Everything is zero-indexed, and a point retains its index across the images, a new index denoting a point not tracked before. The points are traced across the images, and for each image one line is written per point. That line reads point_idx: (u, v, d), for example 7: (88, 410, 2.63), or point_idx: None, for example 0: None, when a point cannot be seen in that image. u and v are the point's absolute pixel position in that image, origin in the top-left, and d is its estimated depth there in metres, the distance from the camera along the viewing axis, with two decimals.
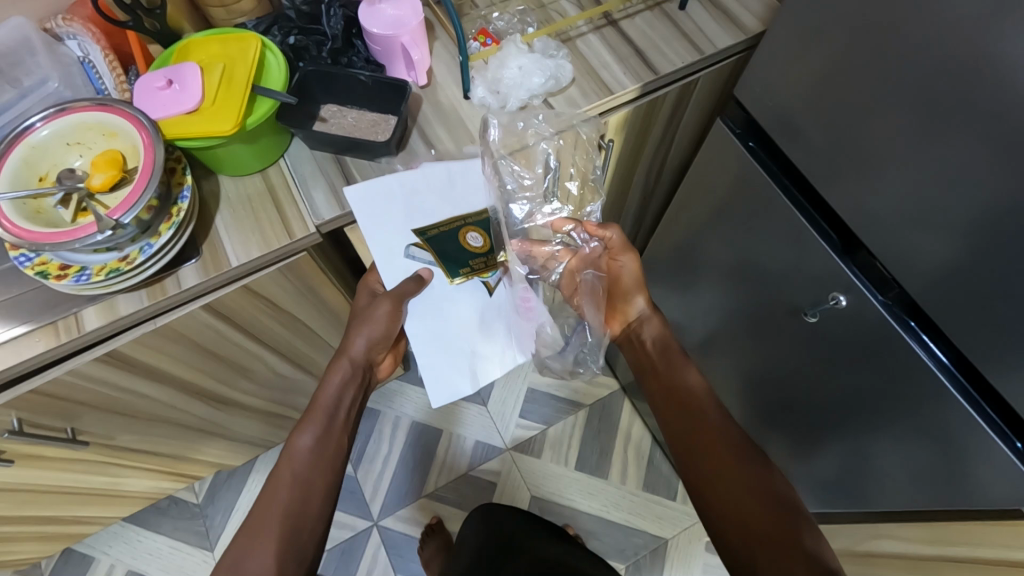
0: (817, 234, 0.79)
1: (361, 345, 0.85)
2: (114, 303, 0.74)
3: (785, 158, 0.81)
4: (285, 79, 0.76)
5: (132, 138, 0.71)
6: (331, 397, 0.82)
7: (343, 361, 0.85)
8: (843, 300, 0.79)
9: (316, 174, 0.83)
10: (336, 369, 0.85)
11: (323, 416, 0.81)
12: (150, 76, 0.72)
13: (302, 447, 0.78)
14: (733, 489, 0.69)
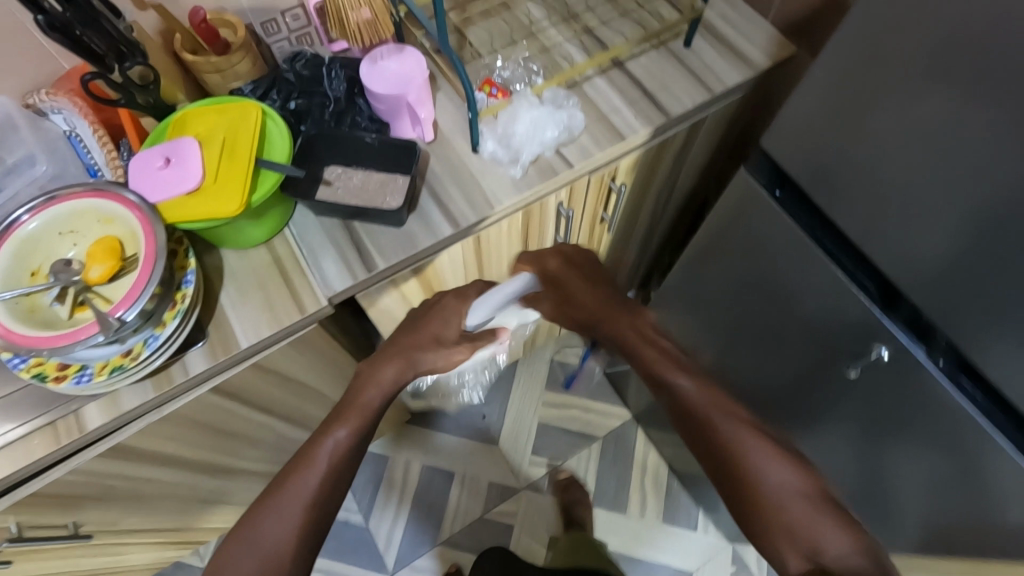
0: (855, 288, 0.71)
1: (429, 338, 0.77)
2: (118, 397, 0.70)
3: (817, 209, 0.72)
4: (290, 150, 0.72)
5: (130, 223, 0.66)
6: (377, 392, 0.72)
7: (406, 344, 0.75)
8: (886, 353, 0.71)
9: (325, 243, 0.79)
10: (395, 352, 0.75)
11: (363, 415, 0.71)
12: (145, 155, 0.68)
13: (332, 446, 0.68)
14: (754, 490, 0.62)
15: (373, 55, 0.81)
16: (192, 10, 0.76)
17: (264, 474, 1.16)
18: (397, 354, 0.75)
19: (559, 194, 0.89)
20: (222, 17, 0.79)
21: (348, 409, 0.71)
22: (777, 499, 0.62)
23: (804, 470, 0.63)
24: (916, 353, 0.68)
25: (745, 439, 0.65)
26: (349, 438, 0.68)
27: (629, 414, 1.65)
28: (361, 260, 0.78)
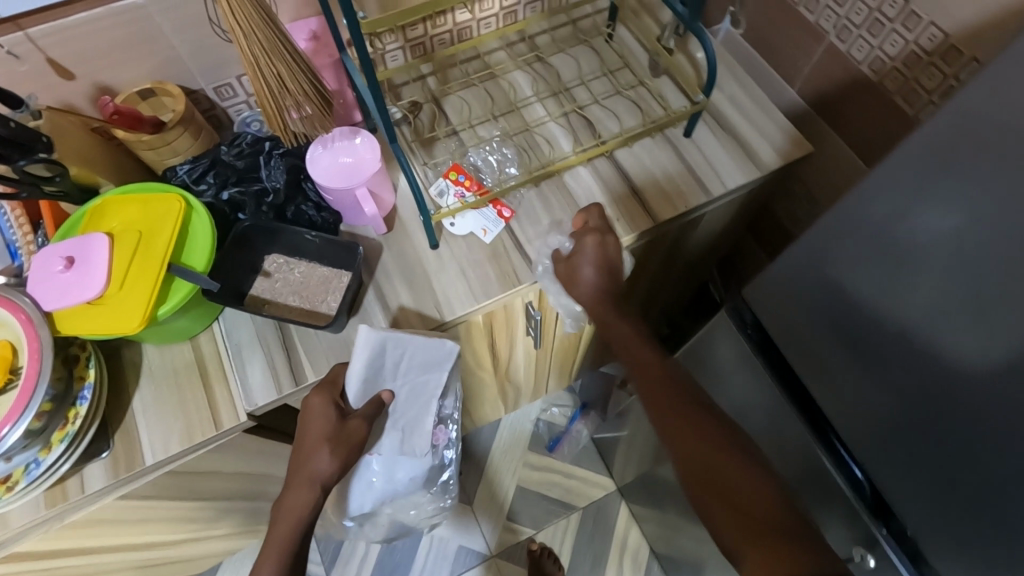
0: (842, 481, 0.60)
1: (322, 460, 0.63)
2: (6, 515, 0.64)
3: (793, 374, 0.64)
4: (211, 251, 0.65)
5: (21, 332, 0.60)
6: (291, 526, 0.61)
7: (299, 471, 0.63)
8: (870, 559, 0.60)
9: (253, 345, 0.71)
10: (293, 481, 0.63)
11: (281, 553, 0.60)
12: (46, 253, 0.61)
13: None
14: (692, 442, 0.57)
15: (324, 137, 0.73)
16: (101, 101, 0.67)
17: (211, 539, 1.11)
18: (300, 477, 0.63)
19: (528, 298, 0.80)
20: (161, 84, 0.71)
21: (268, 545, 0.61)
22: (706, 440, 0.57)
23: (730, 423, 0.59)
24: (899, 565, 0.57)
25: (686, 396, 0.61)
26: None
27: (614, 484, 1.56)
28: (291, 370, 0.70)
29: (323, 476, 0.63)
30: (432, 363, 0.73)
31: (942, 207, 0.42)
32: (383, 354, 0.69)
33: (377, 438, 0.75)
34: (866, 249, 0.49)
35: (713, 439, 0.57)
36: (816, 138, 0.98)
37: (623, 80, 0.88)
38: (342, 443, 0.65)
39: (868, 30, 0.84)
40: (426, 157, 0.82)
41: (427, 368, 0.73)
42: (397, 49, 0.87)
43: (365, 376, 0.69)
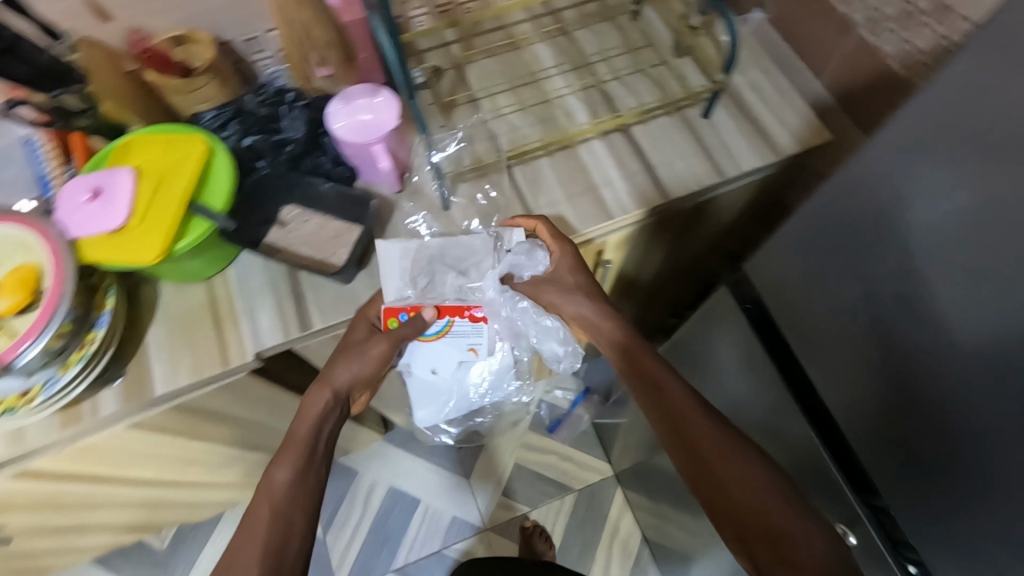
0: (830, 460, 0.61)
1: (346, 375, 0.68)
2: (23, 431, 0.67)
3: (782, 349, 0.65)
4: (229, 193, 0.67)
5: (44, 256, 0.63)
6: (310, 426, 0.64)
7: (324, 387, 0.67)
8: (851, 537, 0.61)
9: (264, 290, 0.74)
10: (314, 397, 0.66)
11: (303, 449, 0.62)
12: (77, 184, 0.64)
13: (275, 484, 0.58)
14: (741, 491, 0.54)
15: (345, 95, 0.74)
16: (135, 41, 0.70)
17: (214, 486, 1.15)
18: (321, 383, 0.68)
19: None
20: (191, 31, 0.73)
21: (289, 442, 0.62)
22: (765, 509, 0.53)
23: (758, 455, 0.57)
24: (880, 545, 0.59)
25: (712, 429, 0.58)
26: (297, 476, 0.59)
27: (610, 470, 1.57)
28: (299, 316, 0.73)
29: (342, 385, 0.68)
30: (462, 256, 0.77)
31: (938, 179, 0.44)
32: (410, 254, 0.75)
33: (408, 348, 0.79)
34: (861, 219, 0.51)
35: (764, 495, 0.54)
36: (838, 132, 0.97)
37: (645, 58, 0.88)
38: (355, 353, 0.70)
39: (899, 23, 0.82)
40: (444, 122, 0.84)
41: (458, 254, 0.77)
42: (424, 15, 0.89)
43: (396, 284, 0.74)
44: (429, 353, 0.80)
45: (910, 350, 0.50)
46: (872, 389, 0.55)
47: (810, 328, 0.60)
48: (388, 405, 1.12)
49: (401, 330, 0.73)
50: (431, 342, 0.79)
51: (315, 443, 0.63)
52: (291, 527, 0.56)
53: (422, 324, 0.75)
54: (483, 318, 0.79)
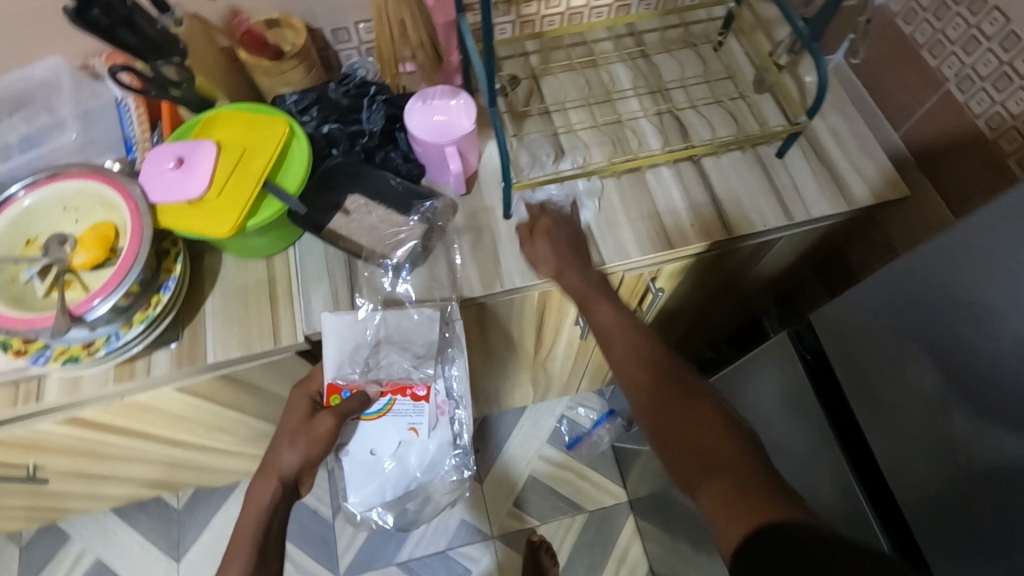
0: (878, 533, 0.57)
1: (292, 460, 0.67)
2: (78, 380, 0.70)
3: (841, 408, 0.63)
4: (303, 178, 0.69)
5: (124, 218, 0.66)
6: (256, 523, 0.63)
7: (269, 476, 0.66)
8: None
9: (321, 274, 0.76)
10: (258, 487, 0.66)
11: (248, 550, 0.61)
12: (160, 152, 0.66)
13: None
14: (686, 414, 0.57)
15: (424, 94, 0.76)
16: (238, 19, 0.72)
17: (239, 454, 1.17)
18: (268, 471, 0.67)
19: None
20: (287, 17, 0.75)
21: (237, 544, 0.62)
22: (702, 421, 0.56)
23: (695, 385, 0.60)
24: None
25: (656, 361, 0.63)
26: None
27: (624, 496, 1.55)
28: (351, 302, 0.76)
29: (289, 469, 0.67)
30: (412, 335, 0.74)
31: None
32: (354, 330, 0.73)
33: (348, 429, 0.77)
34: (939, 282, 0.50)
35: (696, 408, 0.57)
36: (911, 187, 0.94)
37: (723, 90, 0.87)
38: (302, 433, 0.69)
39: (993, 84, 0.79)
40: (514, 131, 0.84)
41: (414, 332, 0.74)
42: (507, 23, 0.88)
43: (339, 361, 0.73)
44: (368, 430, 0.77)
45: (995, 428, 0.48)
46: (927, 454, 0.54)
47: (882, 388, 0.57)
48: None
49: (344, 406, 0.72)
50: (373, 420, 0.77)
51: (265, 535, 0.62)
52: None
53: (365, 399, 0.74)
54: (426, 396, 0.77)
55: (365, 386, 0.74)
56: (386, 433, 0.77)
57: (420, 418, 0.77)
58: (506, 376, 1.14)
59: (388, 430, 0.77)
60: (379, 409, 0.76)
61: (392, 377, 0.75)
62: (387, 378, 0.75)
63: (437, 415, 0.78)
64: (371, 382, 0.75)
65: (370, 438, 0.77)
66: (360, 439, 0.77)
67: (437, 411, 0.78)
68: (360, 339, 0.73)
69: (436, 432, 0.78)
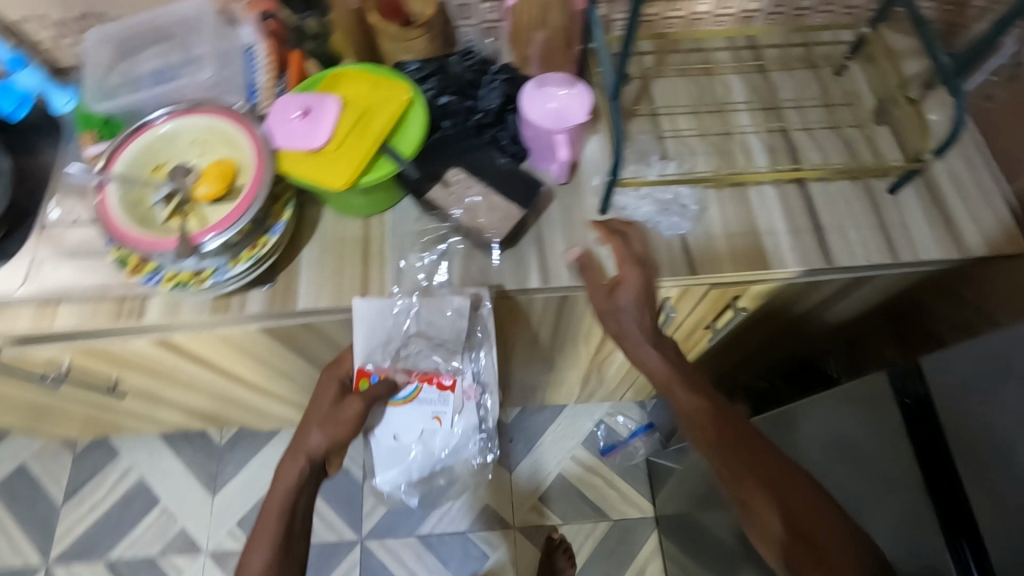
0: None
1: (317, 442, 0.71)
2: (178, 304, 0.73)
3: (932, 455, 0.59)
4: (418, 143, 0.70)
5: (246, 158, 0.68)
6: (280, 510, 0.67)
7: (296, 456, 0.70)
8: None
9: (414, 241, 0.77)
10: (286, 466, 0.70)
11: (275, 532, 0.66)
12: (288, 101, 0.69)
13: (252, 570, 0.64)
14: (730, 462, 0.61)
15: (541, 78, 0.76)
16: None
17: (291, 403, 1.21)
18: (297, 451, 0.71)
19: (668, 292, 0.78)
20: None
21: (265, 522, 0.68)
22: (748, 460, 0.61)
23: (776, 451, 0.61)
24: None
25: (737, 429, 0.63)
26: (268, 561, 0.64)
27: (651, 512, 1.53)
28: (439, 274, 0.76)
29: (316, 453, 0.71)
30: (444, 320, 0.74)
31: None
32: (386, 311, 0.73)
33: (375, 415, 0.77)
34: None
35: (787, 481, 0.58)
36: None
37: (839, 117, 0.84)
38: (329, 420, 0.72)
39: None
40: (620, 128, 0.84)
41: (446, 316, 0.74)
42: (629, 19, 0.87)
43: (368, 347, 0.73)
44: (393, 417, 0.77)
45: None
46: None
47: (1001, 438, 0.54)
48: None
49: (371, 391, 0.74)
50: (398, 407, 0.77)
51: (292, 512, 0.68)
52: None
53: (393, 386, 0.75)
54: (450, 387, 0.76)
55: (394, 372, 0.75)
56: (411, 420, 0.77)
57: (446, 405, 0.76)
58: (560, 371, 1.14)
59: (413, 419, 0.77)
60: (407, 395, 0.76)
61: (420, 362, 0.75)
62: (415, 365, 0.75)
63: (464, 402, 0.77)
64: (398, 367, 0.75)
65: (394, 425, 0.77)
66: (383, 425, 0.77)
67: (463, 399, 0.77)
68: (393, 321, 0.74)
69: (460, 419, 0.76)
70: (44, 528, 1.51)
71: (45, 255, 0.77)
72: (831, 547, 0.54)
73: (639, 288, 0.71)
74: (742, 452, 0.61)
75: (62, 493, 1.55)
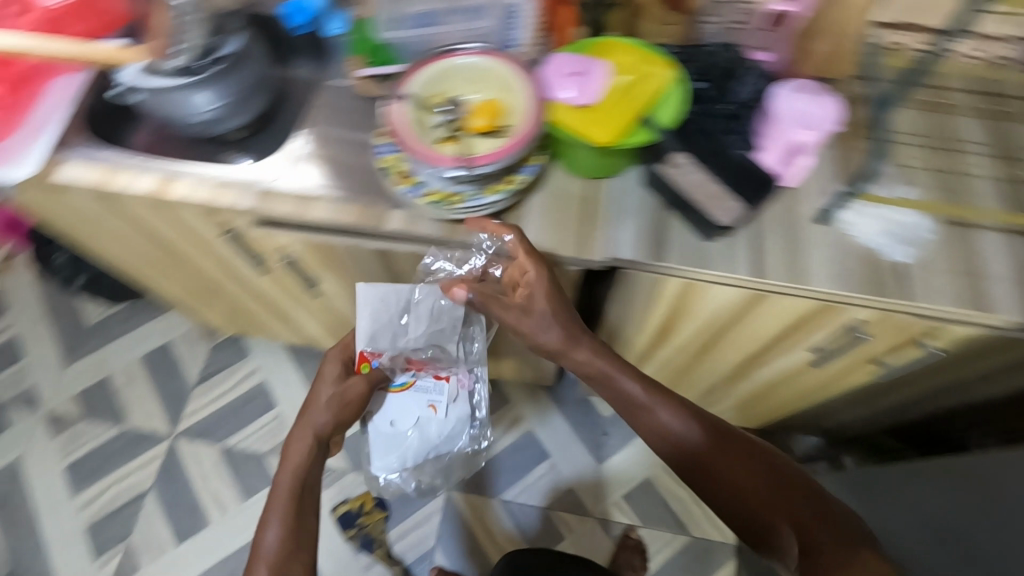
0: None
1: (322, 420, 0.86)
2: (416, 220, 0.81)
3: None
4: (676, 119, 0.73)
5: (519, 103, 0.75)
6: (291, 483, 0.80)
7: (305, 436, 0.84)
8: None
9: (634, 210, 0.81)
10: (295, 446, 0.84)
11: (283, 503, 0.79)
12: (565, 60, 0.75)
13: (267, 544, 0.76)
14: (731, 487, 0.77)
15: (792, 83, 0.79)
16: None
17: None
18: (304, 431, 0.85)
19: (868, 313, 0.79)
20: None
21: (276, 499, 0.80)
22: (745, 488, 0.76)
23: (746, 448, 0.79)
24: None
25: (719, 450, 0.79)
26: (280, 529, 0.77)
27: (733, 539, 1.52)
28: (655, 245, 0.79)
29: (320, 429, 0.85)
30: (446, 311, 0.91)
31: None
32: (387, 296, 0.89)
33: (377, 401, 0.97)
34: None
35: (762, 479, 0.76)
36: None
37: None
38: (336, 398, 0.88)
39: None
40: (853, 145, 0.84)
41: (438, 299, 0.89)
42: None
43: (370, 332, 0.91)
44: (393, 405, 0.97)
45: None
46: None
47: None
48: None
49: (372, 374, 0.92)
50: (398, 393, 0.97)
51: (301, 491, 0.81)
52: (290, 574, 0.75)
53: (389, 372, 0.94)
54: (445, 377, 0.98)
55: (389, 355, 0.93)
56: (407, 405, 0.97)
57: (441, 392, 0.98)
58: (699, 372, 1.16)
59: (412, 405, 0.97)
60: (406, 384, 0.97)
61: (415, 347, 0.94)
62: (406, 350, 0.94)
63: (455, 391, 0.98)
64: (397, 354, 0.93)
65: (395, 411, 0.97)
66: (384, 409, 0.97)
67: (456, 389, 0.98)
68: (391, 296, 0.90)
69: (455, 405, 0.98)
70: (175, 403, 1.68)
71: (309, 155, 0.87)
72: (814, 520, 0.71)
73: (547, 295, 0.79)
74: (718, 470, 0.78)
75: (196, 376, 1.72)
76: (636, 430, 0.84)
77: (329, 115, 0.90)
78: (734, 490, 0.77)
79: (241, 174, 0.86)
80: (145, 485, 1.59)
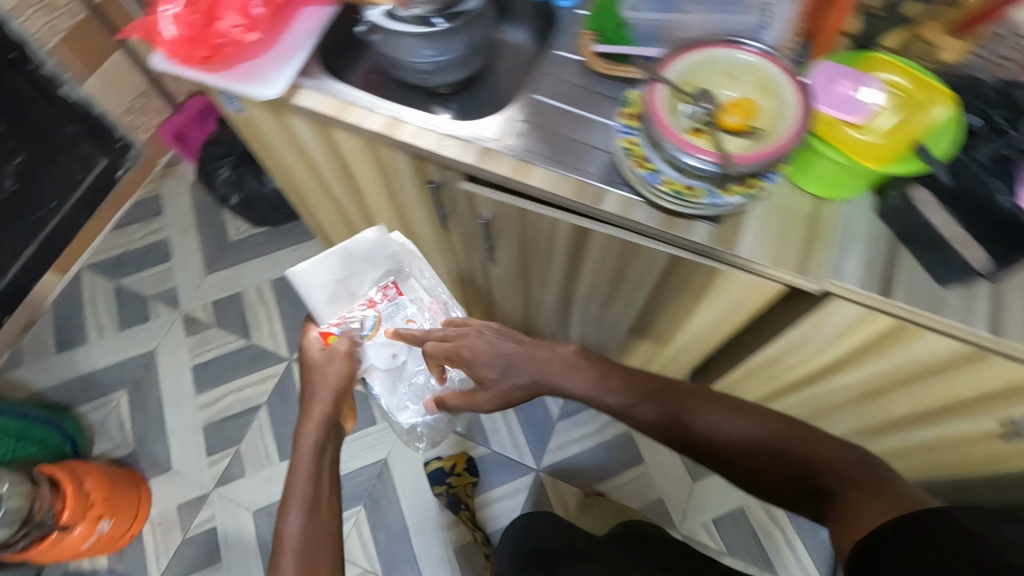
0: None
1: (319, 407, 1.03)
2: (634, 206, 0.81)
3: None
4: (949, 154, 0.70)
5: (783, 105, 0.71)
6: (308, 484, 0.94)
7: (311, 426, 1.01)
8: None
9: (863, 239, 0.77)
10: (306, 438, 1.00)
11: (302, 492, 0.93)
12: (835, 71, 0.73)
13: (292, 531, 0.88)
14: (742, 458, 0.85)
15: None
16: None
17: (568, 325, 1.30)
18: (303, 447, 0.99)
19: None
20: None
21: (292, 494, 0.93)
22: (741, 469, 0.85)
23: (736, 414, 0.87)
24: None
25: (715, 432, 0.86)
26: (304, 505, 0.91)
27: None
28: (884, 280, 0.75)
29: (315, 428, 1.01)
30: (371, 267, 1.18)
31: None
32: (335, 288, 1.17)
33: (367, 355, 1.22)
34: None
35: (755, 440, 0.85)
36: None
37: None
38: (328, 376, 1.07)
39: None
40: None
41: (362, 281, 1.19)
42: None
43: (320, 310, 1.17)
44: (372, 351, 1.22)
45: None
46: None
47: None
48: (748, 378, 1.15)
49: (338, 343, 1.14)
50: (374, 337, 1.20)
51: (314, 483, 0.94)
52: (319, 550, 0.87)
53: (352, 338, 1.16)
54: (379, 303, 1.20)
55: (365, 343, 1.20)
56: (380, 350, 1.22)
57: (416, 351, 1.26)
58: (848, 415, 1.11)
59: (383, 347, 1.22)
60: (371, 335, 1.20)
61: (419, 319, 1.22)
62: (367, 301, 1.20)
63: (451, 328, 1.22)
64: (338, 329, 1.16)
65: (373, 352, 1.22)
66: (375, 351, 1.22)
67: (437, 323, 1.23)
68: (342, 264, 1.16)
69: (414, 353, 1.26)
70: (297, 330, 1.78)
71: (530, 123, 0.89)
72: (806, 453, 0.83)
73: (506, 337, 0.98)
74: (721, 454, 0.86)
75: None
76: (632, 424, 0.92)
77: (554, 86, 0.91)
78: (745, 464, 0.85)
79: (463, 127, 0.88)
80: (258, 398, 1.69)
